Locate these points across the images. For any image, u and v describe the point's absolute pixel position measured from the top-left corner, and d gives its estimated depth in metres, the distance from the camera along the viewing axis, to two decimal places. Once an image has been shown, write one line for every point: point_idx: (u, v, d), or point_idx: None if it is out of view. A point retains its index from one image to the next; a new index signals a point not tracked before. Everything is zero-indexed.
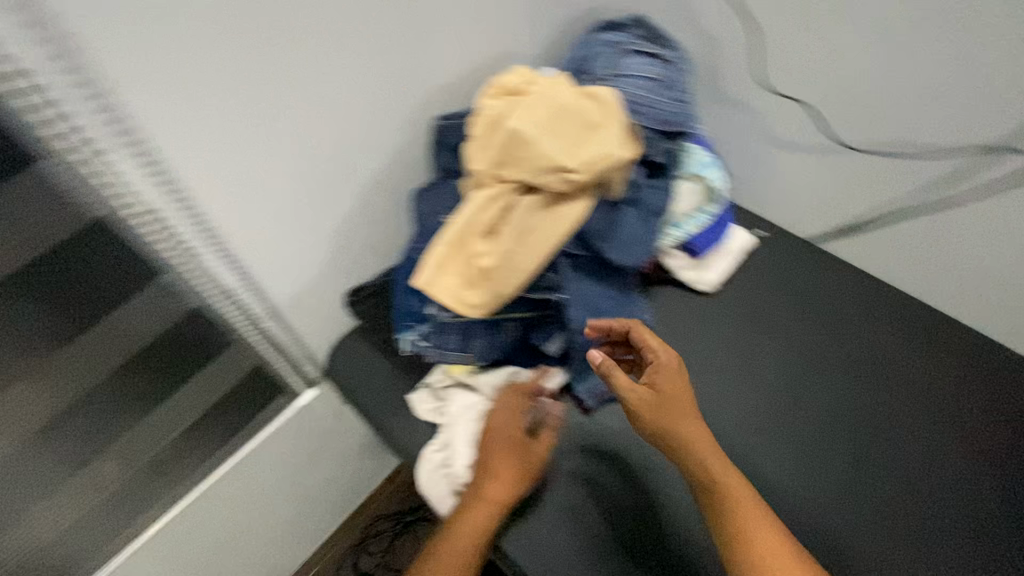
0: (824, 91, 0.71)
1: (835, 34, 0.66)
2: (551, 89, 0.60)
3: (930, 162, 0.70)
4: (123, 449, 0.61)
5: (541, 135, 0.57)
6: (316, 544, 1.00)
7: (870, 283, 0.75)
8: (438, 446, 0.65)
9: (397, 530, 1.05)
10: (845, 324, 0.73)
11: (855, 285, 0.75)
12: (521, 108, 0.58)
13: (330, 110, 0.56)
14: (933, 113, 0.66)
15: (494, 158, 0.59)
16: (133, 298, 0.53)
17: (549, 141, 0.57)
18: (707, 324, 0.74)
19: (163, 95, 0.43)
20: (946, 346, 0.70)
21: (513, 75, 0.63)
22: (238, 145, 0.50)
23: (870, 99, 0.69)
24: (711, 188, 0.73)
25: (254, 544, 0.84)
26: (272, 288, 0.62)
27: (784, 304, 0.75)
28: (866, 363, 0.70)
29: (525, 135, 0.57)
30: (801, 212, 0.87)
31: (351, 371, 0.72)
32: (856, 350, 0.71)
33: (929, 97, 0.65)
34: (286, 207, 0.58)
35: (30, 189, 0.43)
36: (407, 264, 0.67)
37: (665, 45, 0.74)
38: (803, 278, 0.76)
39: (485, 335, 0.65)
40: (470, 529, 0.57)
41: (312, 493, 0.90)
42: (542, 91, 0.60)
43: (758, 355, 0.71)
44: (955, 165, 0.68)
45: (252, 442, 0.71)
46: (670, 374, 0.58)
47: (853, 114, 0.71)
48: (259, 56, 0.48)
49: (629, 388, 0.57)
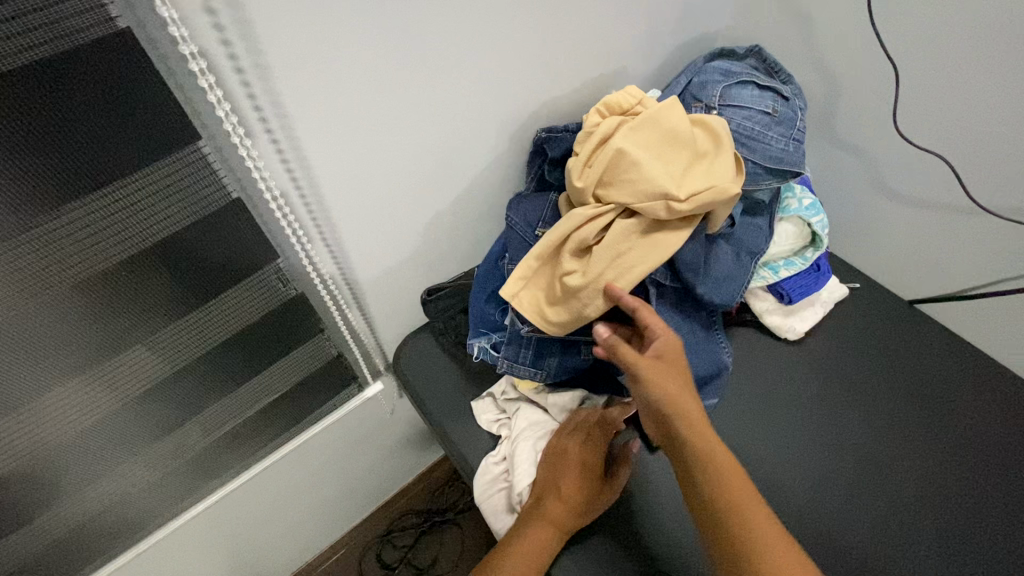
0: (954, 147, 0.68)
1: (980, 89, 0.63)
2: (665, 110, 0.56)
3: None
4: (210, 419, 0.62)
5: (648, 159, 0.54)
6: (347, 529, 1.01)
7: (974, 361, 0.70)
8: (498, 458, 0.65)
9: (422, 528, 1.05)
10: (946, 400, 0.67)
11: (957, 361, 0.70)
12: (630, 130, 0.56)
13: (450, 112, 0.57)
14: None
15: (595, 177, 0.57)
16: (246, 279, 0.55)
17: (655, 166, 0.54)
18: (790, 376, 0.70)
19: (306, 81, 0.46)
20: None
21: (627, 92, 0.61)
22: (361, 135, 0.52)
23: (1008, 161, 0.64)
24: (813, 233, 0.68)
25: (294, 520, 0.86)
26: (361, 276, 0.64)
27: (873, 367, 0.71)
28: (970, 444, 0.64)
29: (630, 157, 0.54)
30: (904, 271, 0.82)
31: (419, 369, 0.73)
32: (958, 429, 0.65)
33: None
34: (390, 200, 0.59)
35: (183, 162, 0.45)
36: (491, 273, 0.67)
37: (782, 81, 0.71)
38: (895, 344, 0.72)
39: (559, 353, 0.64)
40: (530, 550, 0.55)
41: (356, 479, 0.91)
42: (656, 111, 0.56)
43: (843, 417, 0.67)
44: None
45: (319, 425, 0.74)
46: (671, 346, 0.52)
47: (984, 175, 0.67)
48: (400, 54, 0.49)
49: (636, 362, 0.51)
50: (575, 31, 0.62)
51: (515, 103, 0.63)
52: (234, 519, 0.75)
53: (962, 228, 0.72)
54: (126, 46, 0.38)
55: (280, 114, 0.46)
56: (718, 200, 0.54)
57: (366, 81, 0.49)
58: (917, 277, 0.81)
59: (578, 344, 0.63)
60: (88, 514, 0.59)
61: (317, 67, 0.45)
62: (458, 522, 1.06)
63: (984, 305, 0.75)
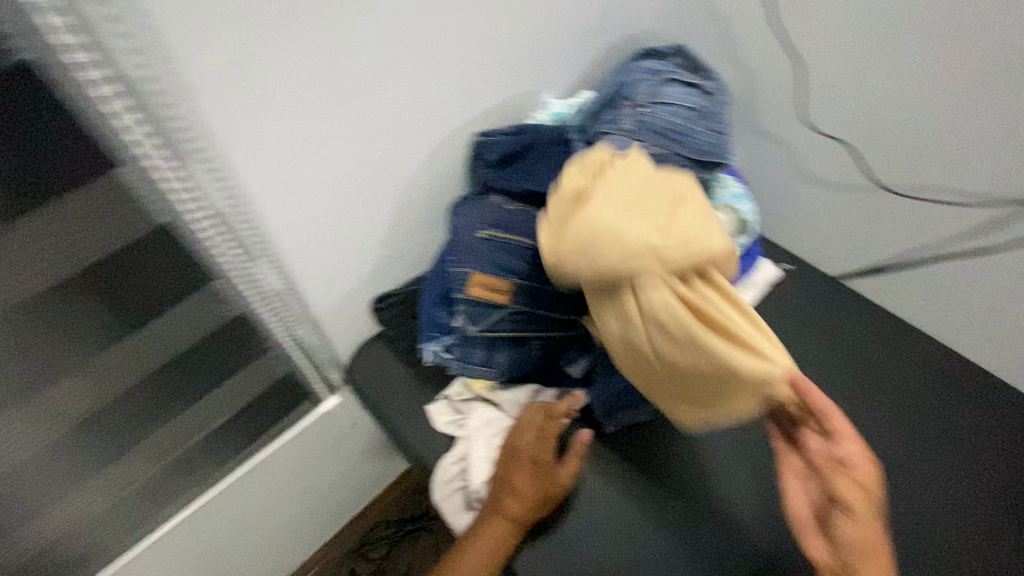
0: (866, 128, 0.72)
1: (883, 74, 0.68)
2: (629, 172, 0.52)
3: (965, 211, 0.69)
4: (154, 447, 0.62)
5: (628, 220, 0.48)
6: (318, 545, 1.00)
7: (898, 325, 0.72)
8: (455, 459, 0.65)
9: (396, 538, 1.05)
10: (877, 365, 0.69)
11: (886, 325, 0.72)
12: (603, 188, 0.50)
13: (382, 118, 0.58)
14: (976, 162, 0.66)
15: (577, 252, 0.49)
16: (180, 302, 0.54)
17: (639, 225, 0.48)
18: None
19: (226, 91, 0.45)
20: (981, 392, 0.67)
21: (589, 154, 0.56)
22: (288, 145, 0.51)
23: (914, 140, 0.69)
24: (743, 221, 0.69)
25: (260, 542, 0.84)
26: (308, 287, 0.63)
27: (805, 340, 0.72)
28: (900, 406, 0.66)
29: (610, 225, 0.48)
30: (831, 248, 0.87)
31: (373, 378, 0.72)
32: (890, 391, 0.67)
33: (973, 144, 0.65)
34: (327, 210, 0.59)
35: (102, 188, 0.45)
36: (438, 276, 0.68)
37: (703, 76, 0.74)
38: (829, 314, 0.74)
39: (508, 350, 0.65)
40: (486, 543, 0.57)
41: (323, 493, 0.90)
42: (620, 174, 0.52)
43: None
44: (990, 215, 0.68)
45: (275, 443, 0.72)
46: (847, 443, 0.51)
47: (894, 153, 0.72)
48: (322, 61, 0.49)
49: (823, 452, 0.52)
50: (501, 33, 0.63)
51: (448, 105, 0.64)
52: (193, 550, 0.72)
53: (877, 204, 0.77)
54: (29, 73, 0.38)
55: (203, 126, 0.45)
56: (710, 251, 0.49)
57: (287, 89, 0.49)
58: (844, 253, 0.86)
59: (525, 340, 0.65)
60: (30, 555, 0.57)
61: (233, 77, 0.45)
62: (432, 528, 1.06)
63: (901, 273, 0.81)
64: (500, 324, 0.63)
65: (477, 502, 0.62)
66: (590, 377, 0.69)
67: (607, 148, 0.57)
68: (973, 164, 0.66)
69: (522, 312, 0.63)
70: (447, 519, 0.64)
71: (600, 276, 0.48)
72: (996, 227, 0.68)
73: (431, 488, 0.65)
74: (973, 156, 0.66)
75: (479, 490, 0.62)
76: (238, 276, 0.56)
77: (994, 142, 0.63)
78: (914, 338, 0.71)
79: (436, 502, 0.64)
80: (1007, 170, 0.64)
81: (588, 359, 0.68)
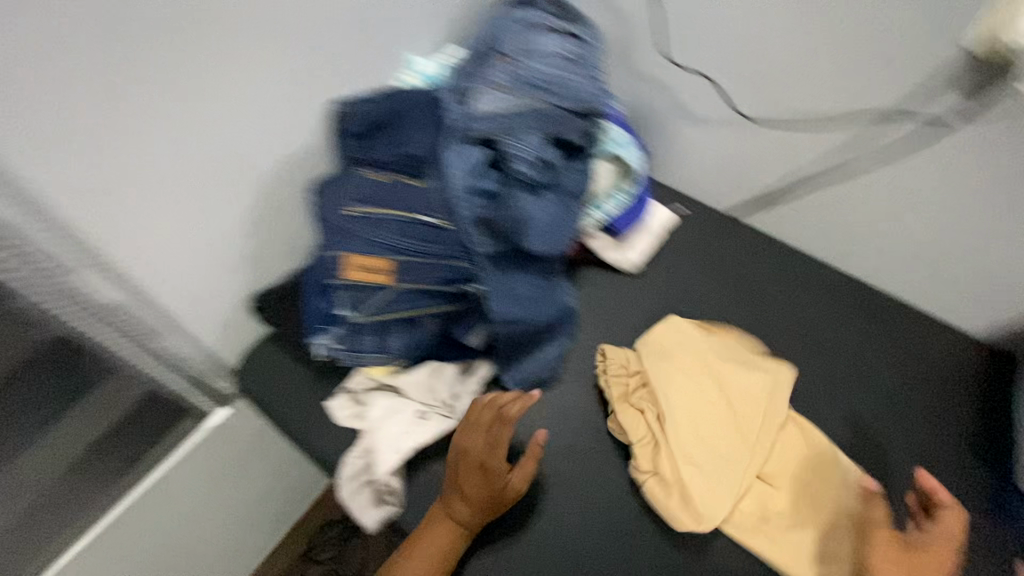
0: (724, 61, 0.85)
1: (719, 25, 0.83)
2: (675, 380, 0.82)
3: (812, 134, 0.83)
4: (28, 464, 0.74)
5: (683, 408, 0.80)
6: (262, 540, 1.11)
7: (764, 241, 0.97)
8: (359, 453, 0.76)
9: (342, 543, 1.19)
10: (751, 284, 0.94)
11: (735, 260, 0.95)
12: (676, 390, 0.81)
13: (220, 101, 0.67)
14: (806, 86, 0.80)
15: (649, 417, 0.79)
16: (29, 327, 0.65)
17: (684, 410, 0.80)
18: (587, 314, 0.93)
19: (51, 92, 0.53)
20: (810, 285, 0.93)
21: (619, 355, 0.85)
22: (100, 130, 0.57)
23: (748, 71, 0.84)
24: (628, 168, 0.92)
25: (202, 538, 0.97)
26: (132, 268, 0.67)
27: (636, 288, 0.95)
28: (762, 327, 0.91)
29: (668, 408, 0.80)
30: (722, 187, 1.01)
31: (257, 372, 0.85)
32: (751, 324, 0.91)
33: (789, 78, 0.81)
34: (172, 202, 0.67)
35: None
36: (318, 269, 0.78)
37: (573, 22, 0.87)
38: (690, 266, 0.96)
39: (403, 331, 0.79)
40: (427, 555, 0.70)
41: (259, 486, 1.04)
42: (665, 381, 0.82)
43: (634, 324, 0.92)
44: (849, 134, 0.80)
45: (162, 470, 0.84)
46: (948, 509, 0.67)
47: (737, 89, 0.87)
48: (130, 52, 0.57)
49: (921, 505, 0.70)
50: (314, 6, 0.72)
51: (280, 83, 0.73)
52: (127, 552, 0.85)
53: (754, 136, 0.90)
54: None
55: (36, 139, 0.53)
56: (775, 384, 0.82)
57: (111, 106, 0.58)
58: (722, 189, 1.01)
59: (418, 319, 0.79)
60: None
61: (61, 130, 0.55)
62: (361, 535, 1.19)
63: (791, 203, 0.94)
64: (379, 308, 0.76)
65: (383, 492, 0.75)
66: (489, 346, 0.84)
67: (631, 356, 0.85)
68: (807, 88, 0.80)
69: (402, 306, 0.77)
70: (358, 519, 0.75)
71: (651, 421, 0.79)
72: (876, 136, 0.78)
73: (338, 493, 0.75)
74: (801, 83, 0.80)
75: (381, 479, 0.74)
76: (30, 290, 0.61)
77: (808, 76, 0.79)
78: (789, 257, 0.95)
79: (343, 502, 0.75)
80: (858, 90, 0.76)
81: (484, 330, 0.83)
